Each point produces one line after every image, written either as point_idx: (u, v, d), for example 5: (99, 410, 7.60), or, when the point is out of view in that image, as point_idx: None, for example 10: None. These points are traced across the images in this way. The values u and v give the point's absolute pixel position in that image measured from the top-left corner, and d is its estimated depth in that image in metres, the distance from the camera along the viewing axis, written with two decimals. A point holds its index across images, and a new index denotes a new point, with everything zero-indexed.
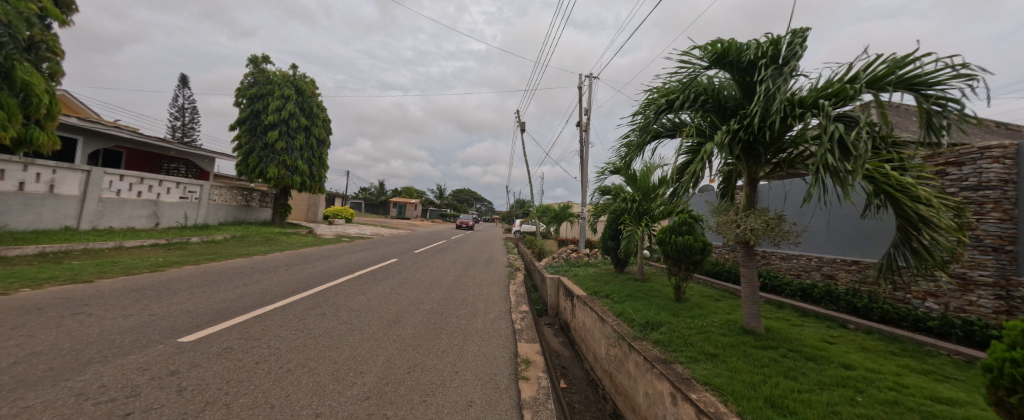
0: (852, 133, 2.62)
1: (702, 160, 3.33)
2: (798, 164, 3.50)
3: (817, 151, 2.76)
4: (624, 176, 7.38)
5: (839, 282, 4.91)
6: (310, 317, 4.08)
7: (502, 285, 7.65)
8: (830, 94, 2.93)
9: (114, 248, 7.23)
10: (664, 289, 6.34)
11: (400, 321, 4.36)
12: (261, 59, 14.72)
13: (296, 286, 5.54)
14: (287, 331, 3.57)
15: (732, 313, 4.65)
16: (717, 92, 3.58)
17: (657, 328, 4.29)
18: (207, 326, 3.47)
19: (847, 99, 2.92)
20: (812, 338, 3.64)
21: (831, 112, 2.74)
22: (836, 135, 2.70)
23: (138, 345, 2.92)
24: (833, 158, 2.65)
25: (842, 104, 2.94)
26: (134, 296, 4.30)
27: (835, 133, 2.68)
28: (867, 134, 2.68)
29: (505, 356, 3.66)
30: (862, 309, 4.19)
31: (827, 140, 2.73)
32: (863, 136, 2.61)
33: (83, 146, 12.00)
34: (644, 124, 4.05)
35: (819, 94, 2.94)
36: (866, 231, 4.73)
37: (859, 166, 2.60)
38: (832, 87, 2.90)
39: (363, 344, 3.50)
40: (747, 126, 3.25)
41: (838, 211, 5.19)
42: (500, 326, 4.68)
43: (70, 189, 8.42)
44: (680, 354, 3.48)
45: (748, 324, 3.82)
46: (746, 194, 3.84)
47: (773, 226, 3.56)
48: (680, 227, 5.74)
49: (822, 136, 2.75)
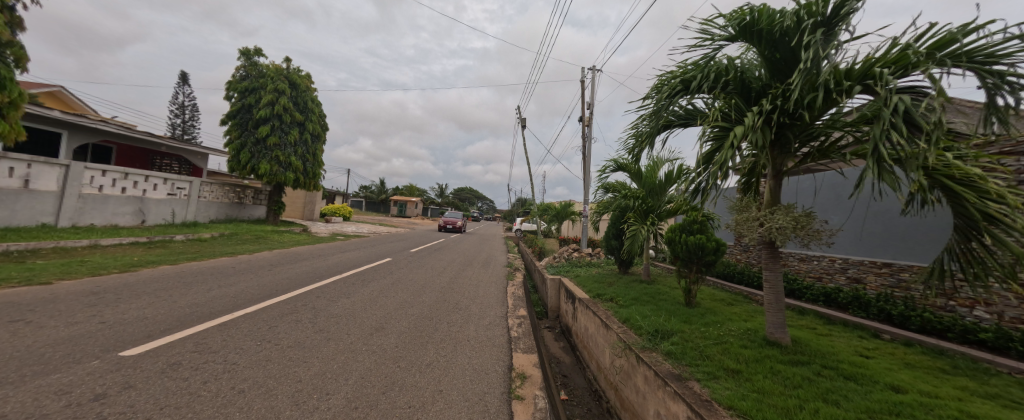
0: (924, 106, 2.12)
1: (730, 148, 2.84)
2: (832, 154, 3.03)
3: (876, 132, 2.25)
4: (630, 171, 6.97)
5: (868, 286, 4.49)
6: (283, 325, 3.66)
7: (500, 287, 7.23)
8: (892, 62, 2.43)
9: (89, 247, 6.84)
10: (672, 292, 5.91)
11: (384, 329, 3.96)
12: (253, 52, 14.30)
13: (275, 289, 5.14)
14: (251, 342, 3.16)
15: (750, 320, 4.21)
16: (740, 71, 3.15)
17: (667, 338, 3.85)
18: (159, 336, 3.07)
19: (910, 68, 2.42)
20: (846, 351, 3.20)
21: (895, 83, 2.24)
22: (901, 110, 2.22)
23: (68, 362, 2.52)
24: (899, 138, 2.14)
25: (905, 74, 2.44)
26: (90, 301, 3.89)
27: (899, 105, 2.19)
28: (943, 105, 2.19)
29: (498, 370, 3.26)
30: (897, 318, 3.75)
31: (889, 116, 2.22)
32: (938, 108, 2.12)
33: (68, 140, 11.57)
34: (655, 111, 3.63)
35: (879, 63, 2.44)
36: (904, 231, 4.27)
37: (934, 148, 2.09)
38: (892, 54, 2.41)
39: (337, 357, 3.08)
40: (780, 106, 2.79)
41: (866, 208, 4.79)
42: (494, 333, 4.27)
43: (47, 184, 8.06)
44: (697, 370, 3.05)
45: (772, 334, 3.38)
46: (769, 188, 3.40)
47: (802, 224, 3.13)
48: (691, 225, 5.34)
49: (883, 112, 2.25)
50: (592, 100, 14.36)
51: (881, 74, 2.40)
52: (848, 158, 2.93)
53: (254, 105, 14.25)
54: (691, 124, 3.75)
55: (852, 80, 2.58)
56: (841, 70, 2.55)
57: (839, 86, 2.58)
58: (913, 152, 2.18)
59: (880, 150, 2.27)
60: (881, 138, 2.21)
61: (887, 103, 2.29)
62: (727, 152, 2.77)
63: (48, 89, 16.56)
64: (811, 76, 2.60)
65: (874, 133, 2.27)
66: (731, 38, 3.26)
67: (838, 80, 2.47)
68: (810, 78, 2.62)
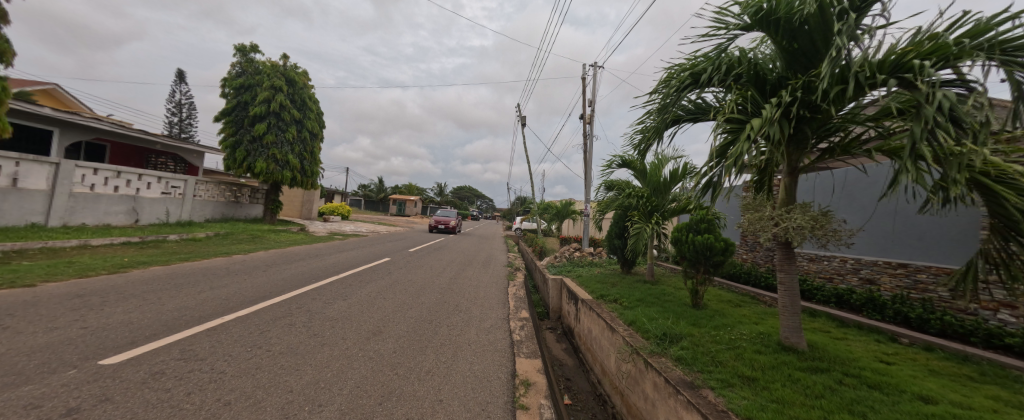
0: (971, 103, 1.94)
1: (747, 141, 2.66)
2: (853, 151, 2.87)
3: (917, 130, 2.06)
4: (633, 169, 6.82)
5: (882, 288, 4.36)
6: (275, 330, 3.50)
7: (500, 287, 7.09)
8: (929, 52, 2.23)
9: (79, 247, 6.67)
10: (677, 293, 5.77)
11: (381, 333, 3.80)
12: (249, 48, 14.09)
13: (269, 290, 4.97)
14: (240, 348, 3.00)
15: (761, 323, 4.07)
16: (756, 62, 3.00)
17: (676, 342, 3.70)
18: (143, 343, 2.91)
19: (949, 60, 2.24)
20: (865, 356, 3.06)
21: (938, 76, 2.05)
22: (945, 105, 2.03)
23: (43, 372, 2.37)
24: (945, 136, 1.95)
25: (944, 66, 2.25)
26: (74, 304, 3.72)
27: (943, 100, 2.01)
28: (988, 100, 2.02)
29: (500, 377, 3.11)
30: (915, 321, 3.61)
31: (931, 111, 2.04)
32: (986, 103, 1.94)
33: (59, 138, 11.34)
34: (663, 105, 3.46)
35: (915, 53, 2.25)
36: (936, 230, 3.99)
37: (983, 147, 1.91)
38: (930, 43, 2.22)
39: (331, 365, 2.92)
40: (800, 98, 2.63)
41: (880, 206, 4.64)
42: (496, 337, 4.11)
43: (36, 183, 7.87)
44: (710, 378, 2.89)
45: (787, 339, 3.23)
46: (784, 185, 3.25)
47: (821, 224, 2.97)
48: (698, 225, 5.18)
49: (924, 107, 2.07)
50: (593, 97, 14.19)
51: (919, 65, 2.22)
52: (871, 155, 2.78)
53: (249, 102, 14.04)
54: (701, 119, 3.60)
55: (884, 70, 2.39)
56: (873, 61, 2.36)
57: (869, 77, 2.40)
58: (958, 151, 2.00)
59: (920, 150, 2.09)
60: (922, 138, 2.02)
61: (926, 98, 2.10)
62: (745, 145, 2.59)
63: (42, 86, 16.40)
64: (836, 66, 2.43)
65: (914, 131, 2.08)
66: (747, 28, 3.13)
67: (868, 72, 2.30)
68: (835, 69, 2.45)
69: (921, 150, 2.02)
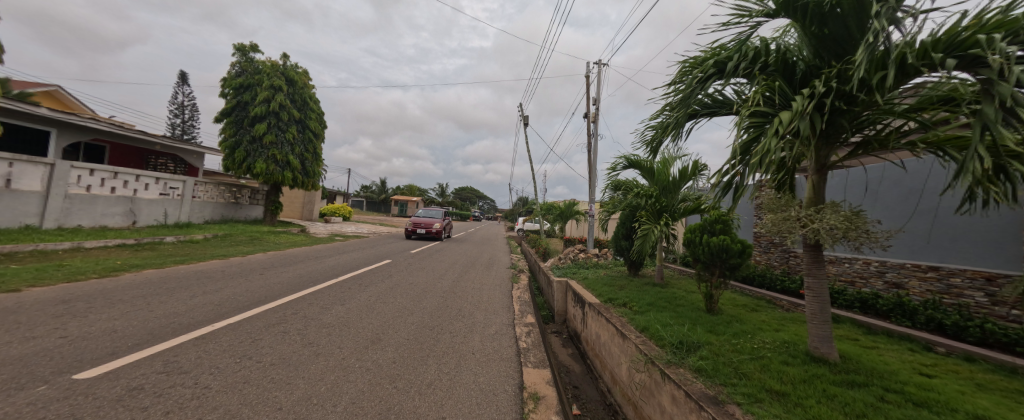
0: None
1: (776, 136, 2.39)
2: (892, 144, 2.64)
3: (992, 111, 1.84)
4: (642, 168, 6.59)
5: (911, 293, 4.18)
6: (267, 338, 3.29)
7: (504, 290, 6.86)
8: (989, 29, 1.99)
9: (71, 250, 6.49)
10: (690, 296, 5.55)
11: (381, 341, 3.59)
12: (249, 48, 13.96)
13: (265, 295, 4.77)
14: (230, 359, 2.80)
15: (783, 330, 3.83)
16: (783, 51, 2.77)
17: (694, 350, 3.47)
18: (126, 353, 2.71)
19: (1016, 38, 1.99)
20: (904, 368, 2.82)
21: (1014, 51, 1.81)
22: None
23: (9, 388, 2.17)
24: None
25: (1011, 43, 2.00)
26: (57, 310, 3.52)
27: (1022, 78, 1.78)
28: None
29: (507, 389, 2.91)
30: (952, 328, 3.39)
31: (1007, 90, 1.81)
32: None
33: (57, 138, 11.20)
34: (682, 98, 3.24)
35: (978, 30, 2.01)
36: (973, 232, 3.83)
37: None
38: (995, 18, 1.97)
39: (326, 378, 2.71)
40: (835, 88, 2.39)
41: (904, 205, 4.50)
42: (501, 345, 3.90)
43: (30, 184, 7.72)
44: (735, 393, 2.66)
45: (817, 349, 2.99)
46: (813, 183, 3.01)
47: (856, 224, 2.73)
48: (713, 226, 4.95)
49: (998, 86, 1.84)
50: (597, 95, 13.96)
51: (984, 44, 1.98)
52: (915, 147, 2.55)
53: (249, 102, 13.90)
54: (721, 113, 3.37)
55: (934, 54, 2.15)
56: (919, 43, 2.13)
57: (918, 61, 2.16)
58: None
59: (995, 134, 1.86)
60: (998, 119, 1.81)
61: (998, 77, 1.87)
62: (773, 140, 2.32)
63: (45, 88, 16.32)
64: (877, 52, 2.20)
65: (988, 112, 1.87)
66: (771, 15, 2.91)
67: (918, 54, 2.06)
68: (877, 55, 2.21)
69: (998, 133, 1.81)
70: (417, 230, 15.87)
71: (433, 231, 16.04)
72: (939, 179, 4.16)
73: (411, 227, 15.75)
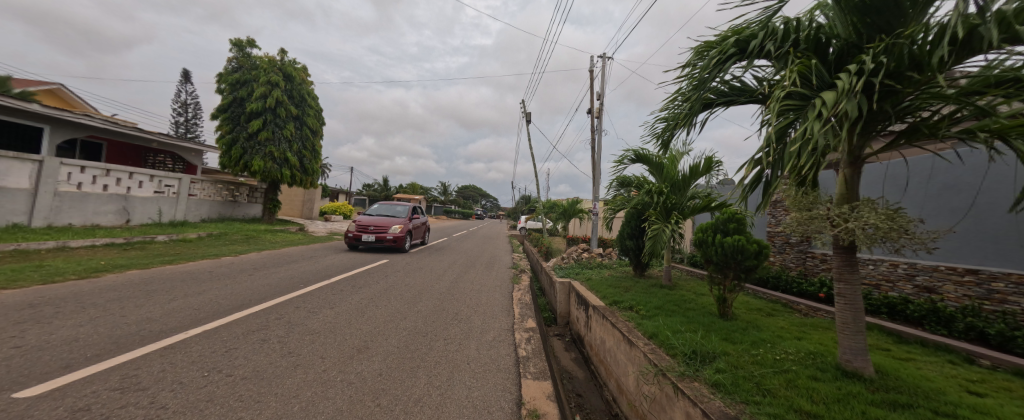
0: None
1: (818, 120, 2.11)
2: (942, 133, 2.31)
3: None
4: (649, 164, 6.27)
5: (947, 297, 4.05)
6: (243, 347, 3.02)
7: (505, 292, 6.59)
8: None
9: (55, 249, 6.28)
10: (700, 299, 5.26)
11: (369, 349, 3.33)
12: (245, 43, 13.73)
13: (250, 298, 4.51)
14: (196, 373, 2.53)
15: (805, 338, 3.52)
16: (816, 26, 2.46)
17: (709, 361, 3.17)
18: (80, 367, 2.44)
19: None
20: (950, 386, 2.50)
21: None
22: None
23: None
24: None
25: None
26: (19, 315, 3.28)
27: None
28: None
29: (504, 406, 2.62)
30: (997, 339, 3.11)
31: None
32: None
33: (51, 135, 11.03)
34: (699, 84, 2.92)
35: None
36: (1014, 232, 3.68)
37: None
38: None
39: (301, 394, 2.42)
40: (887, 65, 2.10)
41: (942, 193, 4.33)
42: (500, 354, 3.62)
43: (18, 182, 7.54)
44: (760, 413, 2.33)
45: (848, 363, 2.68)
46: (846, 176, 2.69)
47: (900, 222, 2.40)
48: (726, 225, 4.64)
49: None
50: (600, 91, 13.63)
51: None
52: (969, 135, 2.26)
53: (245, 99, 13.70)
54: (739, 102, 3.06)
55: (1014, 25, 1.93)
56: (997, 11, 1.92)
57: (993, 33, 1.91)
58: None
59: None
60: None
61: None
62: (817, 125, 2.04)
63: (44, 85, 16.20)
64: (953, 21, 1.94)
65: None
66: None
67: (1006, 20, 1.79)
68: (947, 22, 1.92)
69: None
70: (361, 238, 9.96)
71: (388, 239, 10.06)
72: (999, 174, 3.87)
73: (351, 234, 9.84)
